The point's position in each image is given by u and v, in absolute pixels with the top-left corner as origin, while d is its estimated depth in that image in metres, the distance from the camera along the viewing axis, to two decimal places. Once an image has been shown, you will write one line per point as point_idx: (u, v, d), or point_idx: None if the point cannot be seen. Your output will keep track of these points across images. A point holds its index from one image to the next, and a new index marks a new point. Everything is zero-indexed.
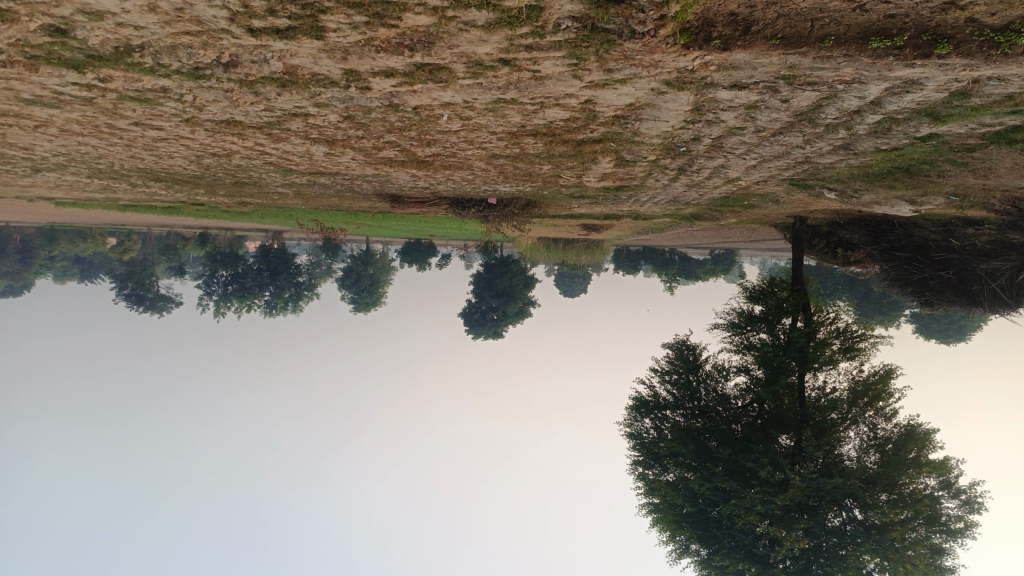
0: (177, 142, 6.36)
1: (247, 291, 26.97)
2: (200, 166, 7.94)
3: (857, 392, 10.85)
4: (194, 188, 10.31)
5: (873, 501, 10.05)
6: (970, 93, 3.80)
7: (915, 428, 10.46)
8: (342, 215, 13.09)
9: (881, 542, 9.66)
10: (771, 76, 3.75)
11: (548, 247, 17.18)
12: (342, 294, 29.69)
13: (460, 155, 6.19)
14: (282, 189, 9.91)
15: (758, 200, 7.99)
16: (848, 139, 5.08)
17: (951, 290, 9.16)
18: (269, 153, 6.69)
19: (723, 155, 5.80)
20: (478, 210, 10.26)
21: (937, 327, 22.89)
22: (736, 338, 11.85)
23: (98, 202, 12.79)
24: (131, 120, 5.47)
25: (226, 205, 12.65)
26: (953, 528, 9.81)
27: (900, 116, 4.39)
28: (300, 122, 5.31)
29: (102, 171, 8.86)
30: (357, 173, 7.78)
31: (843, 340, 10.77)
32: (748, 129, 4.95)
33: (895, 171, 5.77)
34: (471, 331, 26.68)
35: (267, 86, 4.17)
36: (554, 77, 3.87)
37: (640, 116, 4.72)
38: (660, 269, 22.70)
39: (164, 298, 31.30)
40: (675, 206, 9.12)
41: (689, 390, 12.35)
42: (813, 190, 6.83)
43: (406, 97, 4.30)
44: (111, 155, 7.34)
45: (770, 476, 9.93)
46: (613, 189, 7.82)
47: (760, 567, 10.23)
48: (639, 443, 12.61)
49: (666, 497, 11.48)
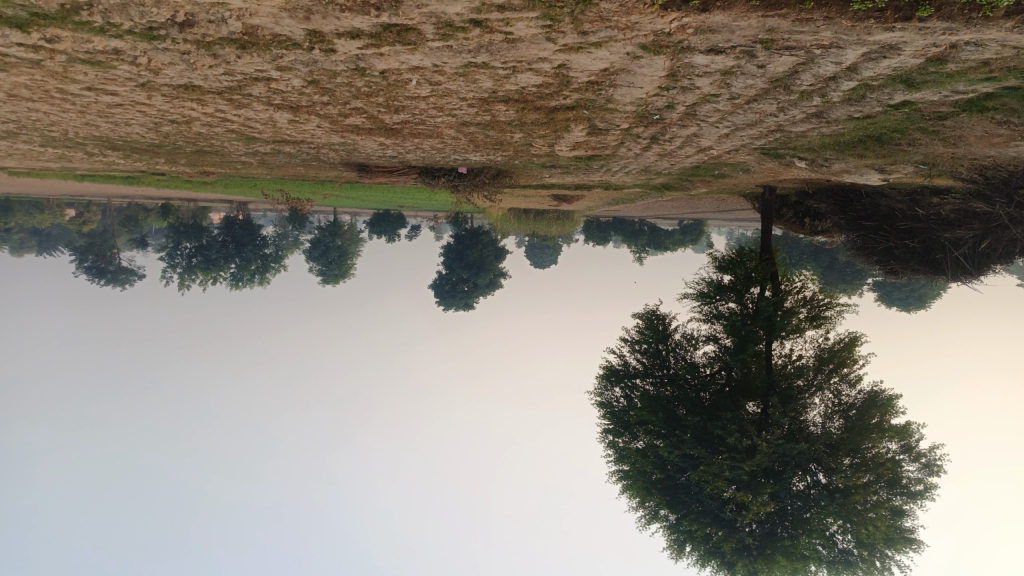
0: (133, 108, 6.11)
1: (212, 263, 26.46)
2: (160, 133, 7.67)
3: (823, 359, 11.03)
4: (153, 157, 9.99)
5: (837, 465, 10.24)
6: (947, 59, 3.77)
7: (879, 394, 10.65)
8: (309, 186, 12.81)
9: (845, 506, 9.88)
10: (749, 40, 3.68)
11: (518, 218, 17.08)
12: (310, 266, 29.33)
13: (430, 122, 6.04)
14: (246, 159, 9.64)
15: (729, 169, 7.96)
16: (822, 107, 5.04)
17: (915, 258, 9.27)
18: (231, 120, 6.47)
19: (696, 124, 5.73)
20: (448, 180, 10.11)
21: (899, 296, 23.39)
22: (705, 307, 11.91)
23: (53, 171, 12.36)
24: (83, 84, 5.21)
25: (188, 175, 12.31)
26: (913, 490, 10.10)
27: (875, 82, 4.35)
28: (262, 87, 5.11)
29: (56, 139, 8.52)
30: (323, 141, 7.57)
31: (809, 308, 10.93)
32: (722, 96, 4.87)
33: (866, 139, 5.76)
34: (442, 303, 26.57)
35: (226, 47, 3.98)
36: (527, 40, 3.75)
37: (615, 82, 4.62)
38: (629, 240, 22.66)
39: (126, 271, 30.61)
40: (647, 176, 9.07)
41: (658, 358, 12.41)
42: (784, 160, 6.82)
43: (372, 60, 4.14)
44: (64, 121, 7.04)
45: (738, 442, 10.14)
46: (584, 158, 7.73)
47: (726, 531, 10.37)
48: (609, 411, 12.67)
49: (635, 465, 11.58)
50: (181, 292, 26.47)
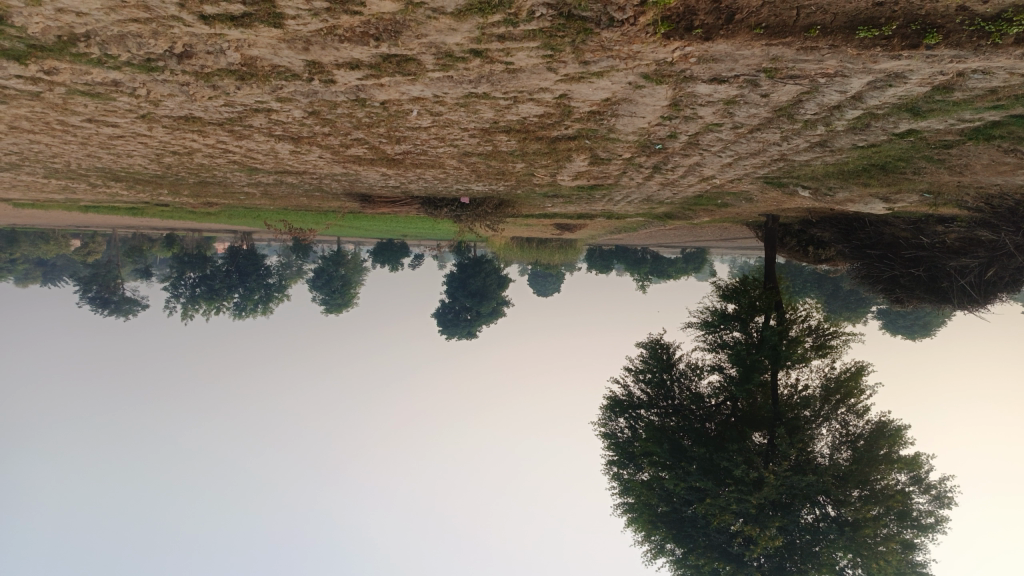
0: (134, 140, 6.10)
1: (215, 293, 26.42)
2: (161, 165, 7.65)
3: (829, 389, 10.88)
4: (156, 188, 9.98)
5: (845, 497, 10.02)
6: (953, 87, 3.72)
7: (886, 425, 10.48)
8: (312, 216, 12.78)
9: (855, 539, 9.64)
10: (753, 69, 3.63)
11: (522, 246, 17.04)
12: (314, 295, 29.28)
13: (431, 152, 6.01)
14: (248, 189, 9.63)
15: (732, 198, 7.90)
16: (826, 136, 5.00)
17: (921, 287, 9.18)
18: (233, 151, 6.45)
19: (699, 153, 5.69)
20: (450, 209, 10.07)
21: (903, 324, 23.21)
22: (709, 337, 11.80)
23: (57, 203, 12.37)
24: (83, 116, 5.20)
25: (191, 206, 12.32)
26: (924, 523, 9.87)
27: (880, 111, 4.31)
28: (262, 118, 5.09)
29: (58, 171, 8.52)
30: (325, 172, 7.55)
31: (815, 337, 10.82)
32: (725, 125, 4.83)
33: (871, 168, 5.71)
34: (444, 332, 26.44)
35: (225, 79, 3.95)
36: (528, 70, 3.71)
37: (617, 111, 4.58)
38: (633, 268, 22.53)
39: (130, 301, 30.58)
40: (649, 205, 9.03)
41: (662, 389, 12.26)
42: (787, 189, 6.77)
43: (372, 91, 4.11)
44: (66, 153, 7.04)
45: (744, 474, 9.94)
46: (586, 187, 7.69)
47: (734, 566, 10.20)
48: (613, 442, 12.49)
49: (641, 498, 11.38)
50: (184, 323, 26.40)
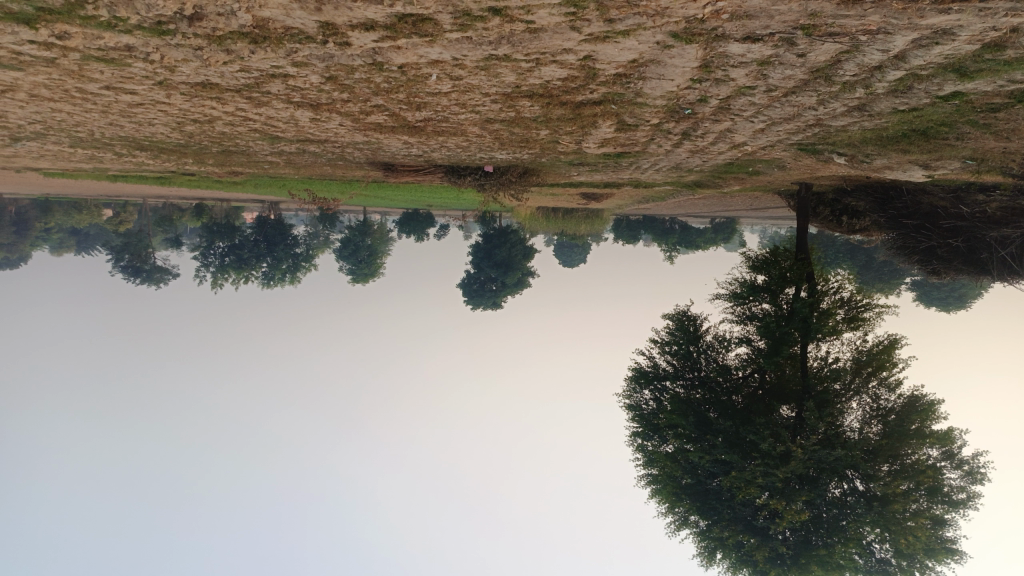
0: (154, 107, 6.04)
1: (245, 262, 26.65)
2: (184, 133, 7.60)
3: (861, 362, 10.64)
4: (181, 157, 9.97)
5: (874, 471, 9.85)
6: (1005, 45, 3.48)
7: (919, 399, 10.23)
8: (337, 185, 12.73)
9: (883, 514, 9.48)
10: (789, 26, 3.43)
11: (548, 216, 16.84)
12: (341, 265, 29.41)
13: (453, 119, 5.87)
14: (271, 158, 9.57)
15: (764, 166, 7.66)
16: (865, 100, 4.76)
17: (959, 258, 8.89)
18: (253, 119, 6.37)
19: (730, 119, 5.47)
20: (474, 179, 9.92)
21: (938, 296, 22.70)
22: (738, 308, 11.60)
23: (86, 172, 12.45)
24: (101, 83, 5.14)
25: (217, 175, 12.32)
26: (956, 499, 9.65)
27: (924, 72, 4.07)
28: (280, 84, 4.98)
29: (83, 140, 8.53)
30: (347, 140, 7.45)
31: (847, 310, 10.56)
32: (758, 88, 4.62)
33: (911, 133, 5.45)
34: (470, 302, 26.43)
35: (238, 42, 3.84)
36: (550, 29, 3.55)
37: (644, 74, 4.39)
38: (660, 239, 22.17)
39: (161, 270, 30.97)
40: (678, 173, 8.80)
41: (689, 360, 12.11)
42: (822, 156, 6.52)
43: (389, 54, 3.98)
44: (89, 122, 7.02)
45: (772, 448, 9.80)
46: (612, 155, 7.49)
47: (759, 539, 10.06)
48: (638, 414, 12.41)
49: (665, 469, 11.32)
50: (215, 292, 26.73)
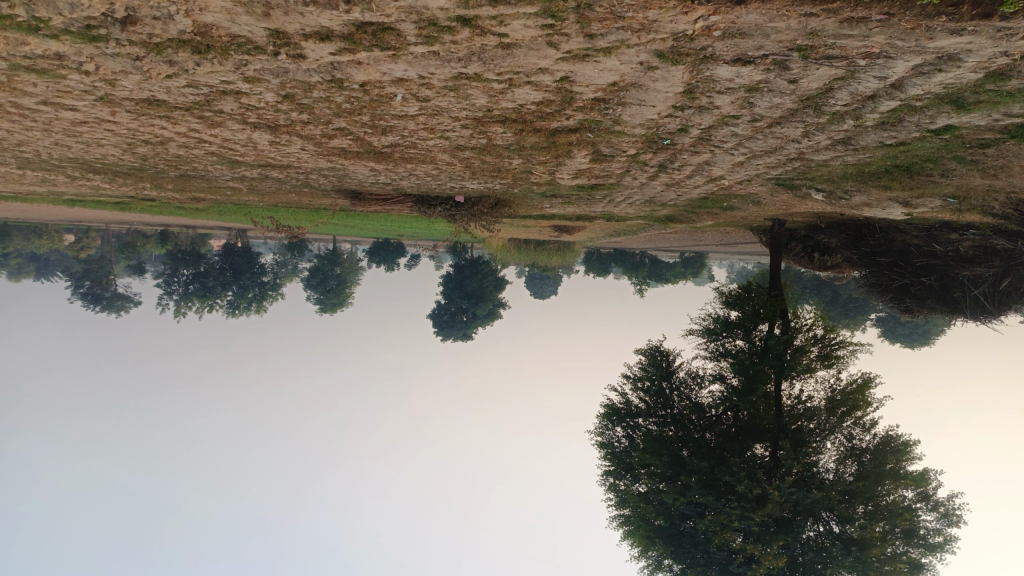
0: (100, 127, 5.63)
1: (209, 291, 25.88)
2: (137, 155, 7.17)
3: (835, 402, 10.41)
4: (138, 181, 9.50)
5: (850, 513, 9.55)
6: (1009, 73, 3.28)
7: (894, 440, 10.01)
8: (303, 213, 12.30)
9: (861, 560, 9.04)
10: (785, 47, 3.18)
11: (519, 249, 16.57)
12: (309, 294, 28.80)
13: (422, 145, 5.55)
14: (234, 184, 9.15)
15: (740, 201, 7.45)
16: (851, 133, 4.55)
17: (932, 296, 8.75)
18: (209, 141, 5.97)
19: (710, 150, 5.23)
20: (444, 209, 9.60)
21: (902, 332, 22.82)
22: (711, 345, 11.33)
23: (41, 196, 11.84)
24: (37, 98, 4.74)
25: (179, 201, 11.82)
26: (932, 542, 9.47)
27: (919, 103, 3.85)
28: (232, 102, 4.61)
29: (32, 161, 8.04)
30: (310, 166, 7.08)
31: (821, 347, 10.35)
32: (743, 117, 4.37)
33: (895, 169, 5.26)
34: (439, 333, 25.92)
35: (180, 52, 3.48)
36: (526, 44, 3.25)
37: (624, 99, 4.11)
38: (631, 272, 22.01)
39: (122, 297, 29.97)
40: (652, 208, 8.59)
41: (662, 398, 11.79)
42: (800, 191, 6.29)
43: (349, 70, 3.66)
44: (34, 141, 6.57)
45: (748, 490, 9.44)
46: (587, 187, 7.23)
47: None
48: (610, 452, 12.04)
49: (637, 511, 10.91)
50: (177, 321, 25.94)
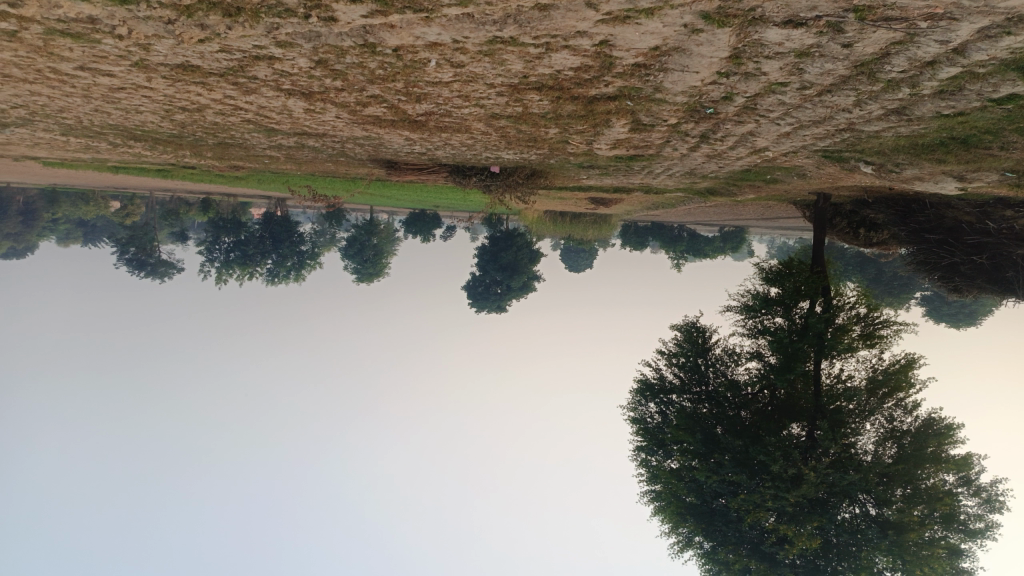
0: (137, 93, 5.64)
1: (249, 259, 26.24)
2: (175, 123, 7.19)
3: (876, 382, 10.13)
4: (178, 149, 9.56)
5: (888, 496, 9.35)
6: None
7: (936, 422, 9.72)
8: (340, 183, 12.30)
9: (898, 544, 8.90)
10: (840, 8, 3.00)
11: (555, 221, 16.40)
12: (346, 264, 29.07)
13: (457, 114, 5.45)
14: (271, 153, 9.15)
15: (784, 174, 7.20)
16: (905, 102, 4.32)
17: (983, 276, 8.48)
18: (244, 108, 5.95)
19: (754, 120, 5.03)
20: (480, 179, 9.50)
21: (947, 311, 22.18)
22: (749, 322, 11.10)
23: (86, 163, 12.02)
24: (74, 63, 4.75)
25: (218, 170, 11.90)
26: (972, 528, 9.22)
27: (981, 70, 3.63)
28: (266, 68, 4.56)
29: (75, 128, 8.13)
30: (346, 134, 7.03)
31: (863, 326, 10.03)
32: (791, 85, 4.17)
33: (951, 142, 5.00)
34: (474, 304, 25.97)
35: (212, 15, 3.43)
36: (563, 6, 3.13)
37: (666, 65, 3.96)
38: (668, 246, 21.70)
39: (166, 264, 30.56)
40: (692, 180, 8.37)
41: (696, 374, 11.63)
42: (847, 164, 6.04)
43: (382, 34, 3.58)
44: (75, 108, 6.62)
45: (783, 470, 9.29)
46: (625, 158, 7.05)
47: (767, 565, 9.63)
48: (642, 428, 11.95)
49: (668, 487, 10.85)
50: (219, 288, 26.38)
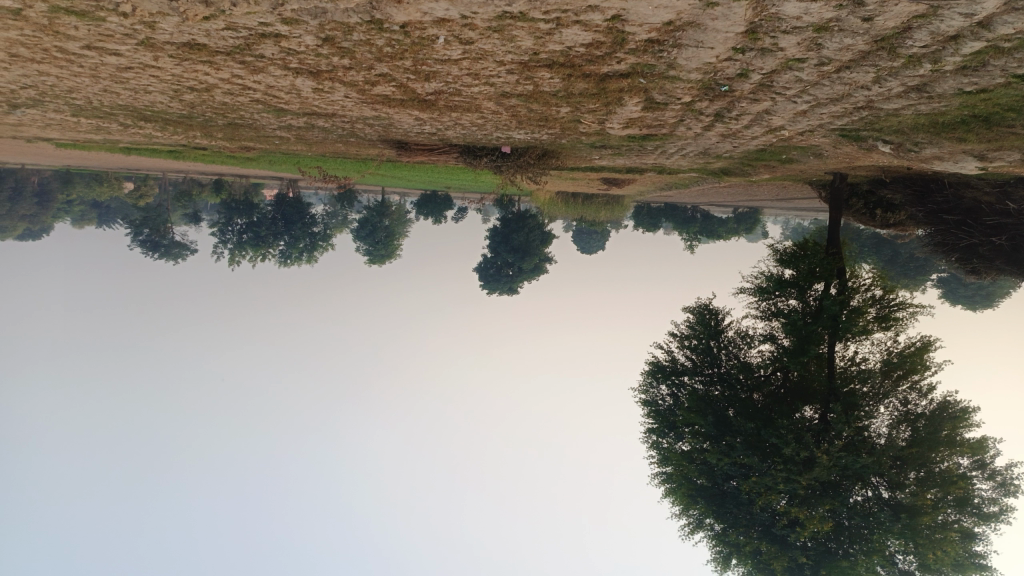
0: (145, 73, 5.60)
1: (262, 240, 26.27)
2: (184, 103, 7.15)
3: (891, 364, 10.01)
4: (188, 130, 9.52)
5: (901, 479, 9.29)
6: None
7: (951, 406, 9.63)
8: (351, 164, 12.23)
9: (910, 527, 8.86)
10: None
11: (567, 202, 16.28)
12: (358, 245, 29.08)
13: (467, 93, 5.37)
14: (281, 133, 9.09)
15: (800, 153, 7.07)
16: (926, 78, 4.21)
17: (1002, 258, 8.33)
18: (253, 88, 5.89)
19: (770, 98, 4.92)
20: (491, 159, 9.41)
21: (964, 293, 21.92)
22: (762, 304, 10.99)
23: (98, 144, 12.01)
24: (81, 42, 4.71)
25: (229, 151, 11.87)
26: (986, 512, 9.09)
27: (1006, 44, 3.52)
28: (273, 46, 4.50)
29: (85, 108, 8.10)
30: (355, 115, 6.96)
31: (879, 308, 9.88)
32: (809, 61, 4.07)
33: (972, 120, 4.88)
34: (486, 286, 25.95)
35: None
36: None
37: (679, 41, 3.87)
38: (681, 227, 21.53)
39: (179, 245, 30.68)
40: (706, 160, 8.24)
41: (709, 356, 11.57)
42: (865, 144, 5.91)
43: (389, 10, 3.51)
44: (83, 88, 6.59)
45: (795, 453, 9.25)
46: (638, 137, 6.94)
47: (777, 548, 9.60)
48: (654, 410, 11.92)
49: (679, 469, 10.83)
50: (232, 269, 26.47)
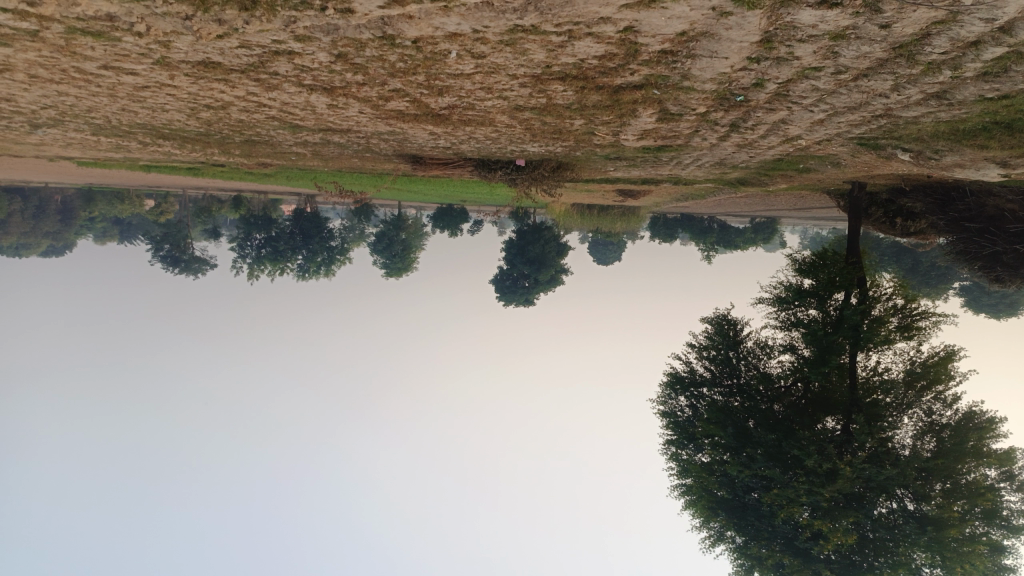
0: (161, 91, 5.65)
1: (280, 255, 26.45)
2: (201, 120, 7.21)
3: (914, 375, 9.87)
4: (206, 146, 9.60)
5: (926, 491, 9.12)
6: None
7: (977, 416, 9.45)
8: (367, 178, 12.28)
9: (938, 539, 8.64)
10: None
11: (583, 214, 16.23)
12: (375, 259, 29.21)
13: (480, 106, 5.36)
14: (297, 149, 9.14)
15: (817, 162, 6.99)
16: (946, 86, 4.13)
17: None
18: (267, 105, 5.92)
19: (787, 107, 4.86)
20: (505, 172, 9.40)
21: (988, 301, 21.58)
22: (781, 314, 10.87)
23: (119, 162, 12.16)
24: (97, 62, 4.75)
25: (247, 167, 11.96)
26: (1016, 524, 8.89)
27: None
28: (286, 63, 4.52)
29: (104, 127, 8.20)
30: (370, 130, 6.98)
31: (900, 318, 9.72)
32: (825, 69, 4.01)
33: (994, 126, 4.78)
34: (502, 298, 25.93)
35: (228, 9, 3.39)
36: None
37: (693, 51, 3.83)
38: (698, 237, 21.41)
39: (199, 261, 31.00)
40: (722, 170, 8.18)
41: (728, 367, 11.46)
42: (884, 152, 5.83)
43: (400, 25, 3.51)
44: (102, 107, 6.66)
45: (817, 465, 9.09)
46: (653, 149, 6.90)
47: (801, 561, 9.34)
48: (673, 422, 11.81)
49: (699, 481, 10.69)
50: (251, 283, 26.66)
